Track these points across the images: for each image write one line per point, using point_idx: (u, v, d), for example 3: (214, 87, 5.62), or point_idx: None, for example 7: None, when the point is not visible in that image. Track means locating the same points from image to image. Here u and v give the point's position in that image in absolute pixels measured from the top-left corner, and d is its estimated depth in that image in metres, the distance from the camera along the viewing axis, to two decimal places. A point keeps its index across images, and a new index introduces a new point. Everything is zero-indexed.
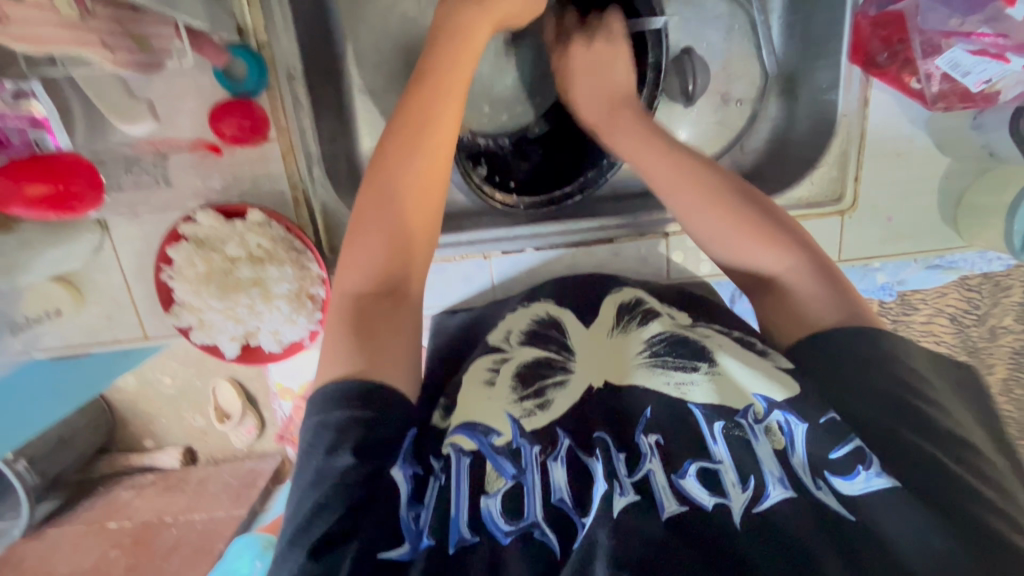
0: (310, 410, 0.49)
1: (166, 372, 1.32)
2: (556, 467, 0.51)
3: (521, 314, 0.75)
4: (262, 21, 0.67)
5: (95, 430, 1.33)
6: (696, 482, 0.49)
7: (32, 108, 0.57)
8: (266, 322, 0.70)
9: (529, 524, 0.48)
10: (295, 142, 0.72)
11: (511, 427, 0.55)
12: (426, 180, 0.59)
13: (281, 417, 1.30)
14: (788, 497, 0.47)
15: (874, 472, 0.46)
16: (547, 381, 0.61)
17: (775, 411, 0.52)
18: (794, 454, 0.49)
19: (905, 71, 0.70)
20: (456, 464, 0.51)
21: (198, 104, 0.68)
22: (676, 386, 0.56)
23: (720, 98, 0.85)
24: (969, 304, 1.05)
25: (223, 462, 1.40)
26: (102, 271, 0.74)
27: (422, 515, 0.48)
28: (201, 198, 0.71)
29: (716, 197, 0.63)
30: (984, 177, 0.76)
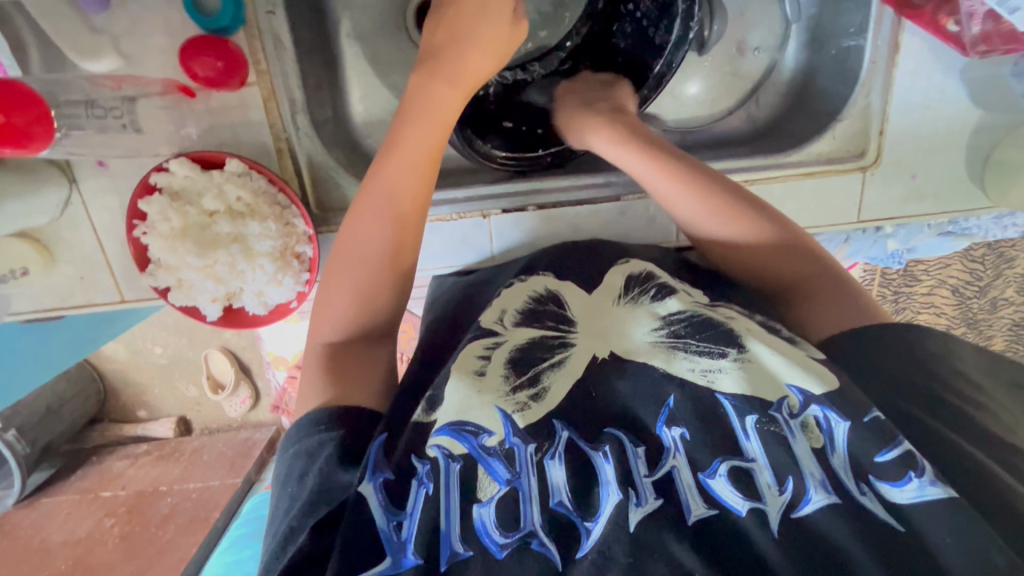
0: (291, 440, 0.52)
1: (158, 342, 1.29)
2: (553, 466, 0.46)
3: (514, 293, 0.66)
4: None
5: (87, 400, 1.29)
6: (728, 483, 0.44)
7: None
8: (249, 283, 0.66)
9: (527, 534, 0.43)
10: (276, 86, 0.66)
11: (503, 424, 0.48)
12: (395, 246, 0.57)
13: (275, 387, 1.27)
14: (833, 504, 0.43)
15: (927, 480, 0.42)
16: (546, 364, 0.53)
17: (813, 406, 0.46)
18: (835, 454, 0.45)
19: (942, 11, 0.65)
20: (445, 470, 0.46)
21: (168, 42, 0.61)
22: (703, 373, 0.49)
23: (736, 47, 0.78)
24: (973, 276, 1.10)
25: (218, 432, 1.36)
26: (72, 228, 0.69)
27: (404, 525, 0.44)
28: (174, 146, 0.66)
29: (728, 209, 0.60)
30: (1017, 131, 0.71)
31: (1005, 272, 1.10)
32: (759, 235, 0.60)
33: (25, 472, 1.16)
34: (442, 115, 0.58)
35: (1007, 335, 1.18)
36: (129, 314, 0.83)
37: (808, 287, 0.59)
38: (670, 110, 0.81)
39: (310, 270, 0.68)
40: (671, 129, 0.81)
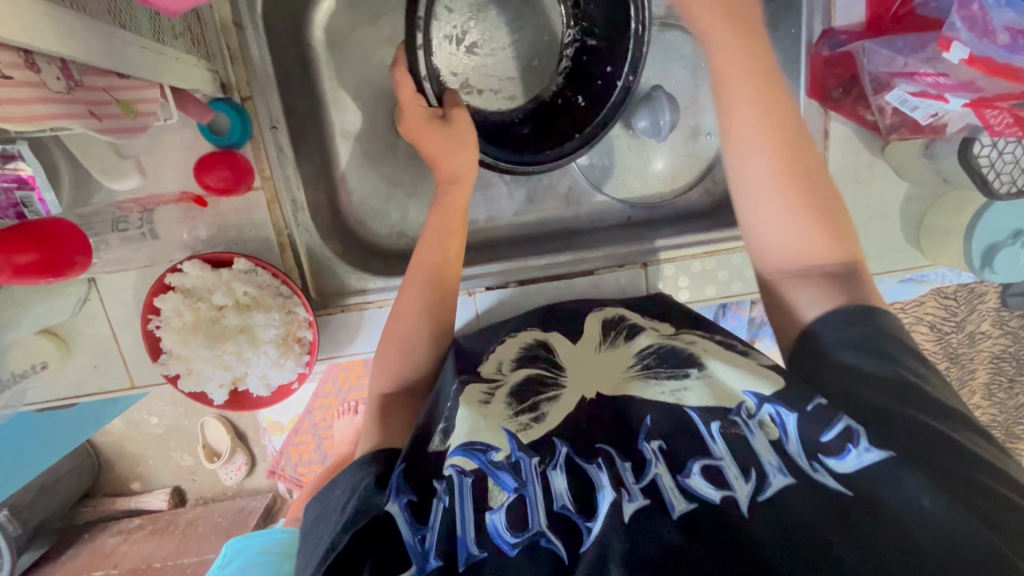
0: (334, 482, 0.59)
1: (154, 412, 1.32)
2: (556, 475, 0.51)
3: (510, 345, 0.72)
4: (245, 77, 0.71)
5: (80, 475, 1.32)
6: (703, 479, 0.48)
7: (18, 168, 0.60)
8: (254, 367, 0.71)
9: (535, 533, 0.48)
10: (279, 189, 0.74)
11: (509, 442, 0.54)
12: (432, 312, 0.72)
13: (273, 451, 1.32)
14: (789, 484, 0.47)
15: (863, 448, 0.47)
16: (541, 396, 0.59)
17: (767, 405, 0.52)
18: (788, 442, 0.49)
19: (859, 105, 0.74)
20: (459, 484, 0.51)
21: (184, 157, 0.70)
22: (671, 393, 0.55)
23: (691, 131, 0.88)
24: (948, 312, 1.13)
25: (212, 502, 1.39)
26: (89, 322, 0.75)
27: (427, 537, 0.49)
28: (188, 249, 0.73)
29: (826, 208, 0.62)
30: (940, 202, 0.80)
31: (979, 307, 1.13)
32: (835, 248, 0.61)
33: (14, 555, 1.19)
34: (456, 208, 0.74)
35: (990, 368, 1.21)
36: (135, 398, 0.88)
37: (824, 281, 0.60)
38: (636, 186, 0.90)
39: (310, 351, 0.73)
40: (639, 204, 0.90)
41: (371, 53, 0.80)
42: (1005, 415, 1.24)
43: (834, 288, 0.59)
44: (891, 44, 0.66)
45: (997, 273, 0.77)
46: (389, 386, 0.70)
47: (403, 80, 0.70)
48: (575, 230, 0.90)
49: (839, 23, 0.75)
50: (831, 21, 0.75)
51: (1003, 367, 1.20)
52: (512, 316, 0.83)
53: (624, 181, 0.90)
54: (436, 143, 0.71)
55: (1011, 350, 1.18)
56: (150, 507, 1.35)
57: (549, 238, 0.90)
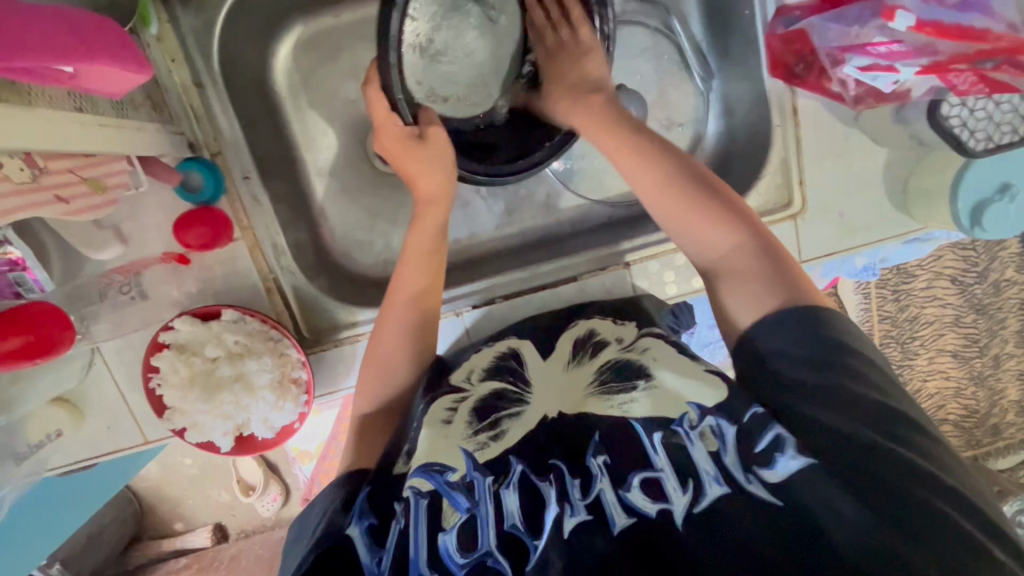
0: (308, 508, 0.62)
1: (187, 453, 1.35)
2: (508, 494, 0.54)
3: (485, 352, 0.75)
4: (211, 134, 0.73)
5: (125, 523, 1.36)
6: (641, 492, 0.52)
7: (7, 253, 0.62)
8: (255, 412, 0.73)
9: (484, 552, 0.51)
10: (259, 237, 0.76)
11: (465, 461, 0.57)
12: (415, 331, 0.73)
13: (302, 480, 1.35)
14: (725, 493, 0.49)
15: (790, 456, 0.49)
16: (503, 413, 0.62)
17: (709, 417, 0.53)
18: (726, 452, 0.51)
19: (823, 78, 0.73)
20: (415, 505, 0.54)
21: (163, 217, 0.72)
22: (619, 406, 0.58)
23: (663, 123, 0.87)
24: (967, 263, 1.11)
25: (254, 534, 1.43)
26: (97, 385, 0.79)
27: (383, 559, 0.53)
28: (178, 306, 0.75)
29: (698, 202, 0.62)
30: (923, 162, 0.78)
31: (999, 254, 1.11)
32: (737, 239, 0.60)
33: None
34: (433, 233, 0.75)
35: (1019, 315, 1.15)
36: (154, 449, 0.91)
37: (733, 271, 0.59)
38: (612, 184, 0.91)
39: (307, 391, 0.74)
40: (617, 203, 0.90)
41: (336, 89, 0.83)
42: None
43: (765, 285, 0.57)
44: (840, 16, 0.65)
45: (986, 230, 0.75)
46: (372, 407, 0.71)
47: (376, 97, 0.73)
48: (557, 236, 0.91)
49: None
50: None
51: None
52: (500, 329, 0.83)
53: (597, 180, 0.91)
54: (417, 164, 0.72)
55: None
56: (193, 546, 1.40)
57: (532, 247, 0.90)
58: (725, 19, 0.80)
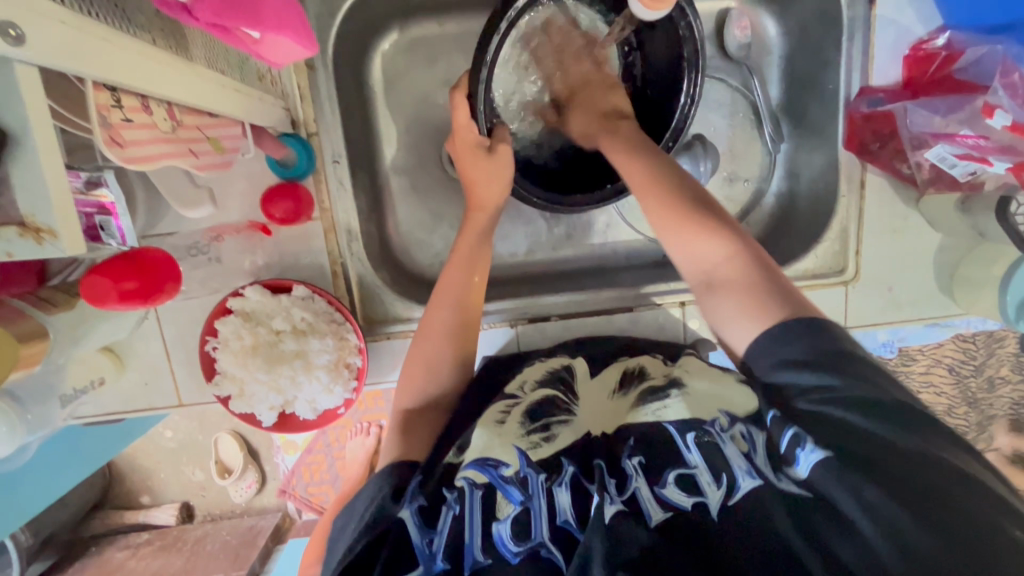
0: (356, 496, 0.61)
1: (168, 425, 1.33)
2: (561, 491, 0.54)
3: (536, 367, 0.76)
4: (312, 114, 0.74)
5: (92, 485, 1.37)
6: (677, 489, 0.51)
7: (102, 195, 0.60)
8: (304, 392, 0.73)
9: (538, 543, 0.51)
10: (336, 221, 0.77)
11: (519, 458, 0.58)
12: (458, 332, 0.72)
13: (284, 471, 1.33)
14: (757, 485, 0.49)
15: (810, 450, 0.47)
16: (555, 419, 0.64)
17: (738, 424, 0.56)
18: (756, 454, 0.52)
19: (896, 160, 0.78)
20: (471, 496, 0.54)
21: (249, 186, 0.74)
22: (653, 411, 0.61)
23: (727, 176, 0.90)
24: (966, 354, 0.91)
25: (222, 518, 1.41)
26: (144, 340, 0.78)
27: (434, 540, 0.52)
28: (248, 275, 0.76)
29: (690, 213, 0.59)
30: (974, 251, 0.81)
31: (997, 351, 0.92)
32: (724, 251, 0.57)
33: (26, 562, 1.22)
34: (481, 236, 0.75)
35: None
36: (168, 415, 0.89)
37: (727, 279, 0.56)
38: None
39: (358, 378, 0.75)
40: None
41: (427, 93, 0.85)
42: None
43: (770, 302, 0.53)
44: (930, 104, 0.72)
45: None
46: (415, 400, 0.71)
47: (461, 103, 0.71)
48: (612, 265, 0.93)
49: (876, 81, 0.79)
50: (868, 79, 0.79)
51: None
52: (553, 346, 0.85)
53: None
54: (479, 170, 0.73)
55: None
56: (156, 522, 1.38)
57: (586, 272, 0.92)
58: (806, 90, 0.84)
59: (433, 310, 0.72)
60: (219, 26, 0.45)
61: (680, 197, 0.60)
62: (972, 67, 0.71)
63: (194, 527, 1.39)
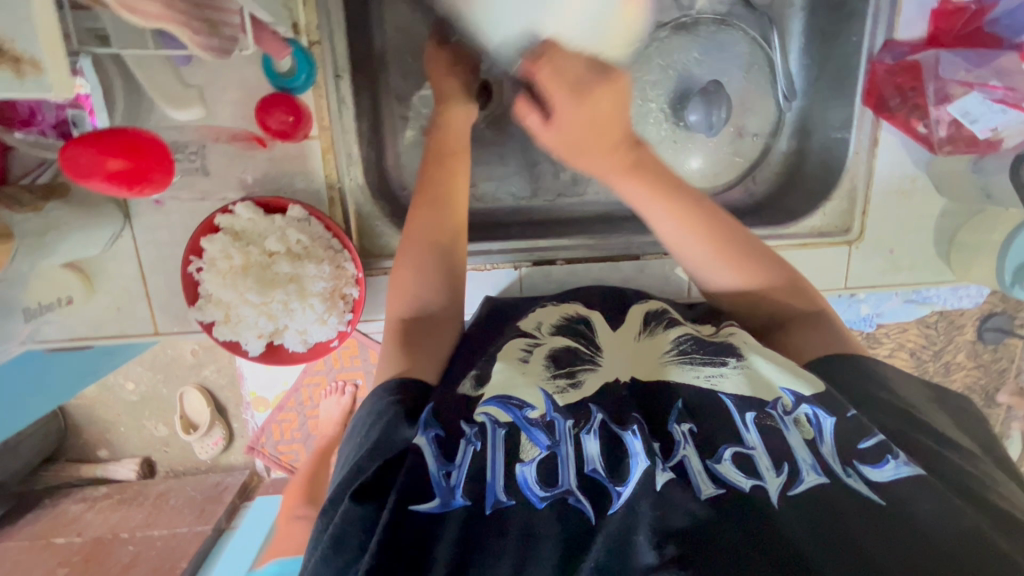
0: (358, 419, 0.58)
1: (130, 377, 1.33)
2: (588, 440, 0.51)
3: (551, 309, 0.73)
4: (315, 20, 0.67)
5: (47, 435, 1.31)
6: (733, 467, 0.49)
7: (77, 85, 0.56)
8: (296, 321, 0.68)
9: (564, 491, 0.48)
10: (336, 141, 0.72)
11: (544, 400, 0.54)
12: (440, 231, 0.67)
13: (253, 428, 1.27)
14: (822, 482, 0.48)
15: (902, 462, 0.49)
16: (578, 366, 0.60)
17: (803, 405, 0.53)
18: (823, 444, 0.51)
19: (913, 116, 0.76)
20: (492, 434, 0.51)
21: (242, 96, 0.67)
22: (706, 378, 0.56)
23: (735, 130, 0.90)
24: (927, 340, 1.02)
25: (186, 475, 1.38)
26: (117, 260, 0.72)
27: (453, 473, 0.49)
28: (239, 189, 0.71)
29: (705, 233, 0.63)
30: (975, 219, 0.82)
31: (956, 338, 1.03)
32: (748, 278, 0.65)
33: None
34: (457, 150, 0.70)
35: None
36: (138, 347, 0.85)
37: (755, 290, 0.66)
38: None
39: (354, 310, 0.71)
40: None
41: None
42: None
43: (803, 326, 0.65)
44: (962, 56, 0.71)
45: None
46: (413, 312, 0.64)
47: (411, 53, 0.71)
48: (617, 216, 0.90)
49: (901, 35, 0.77)
50: (893, 32, 0.77)
51: None
52: (560, 292, 0.82)
53: None
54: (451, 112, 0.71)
55: None
56: (117, 476, 1.34)
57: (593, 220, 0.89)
58: (829, 42, 0.82)
59: (414, 233, 0.67)
60: None
61: (689, 213, 0.62)
62: (1004, 19, 0.71)
63: (158, 482, 1.36)
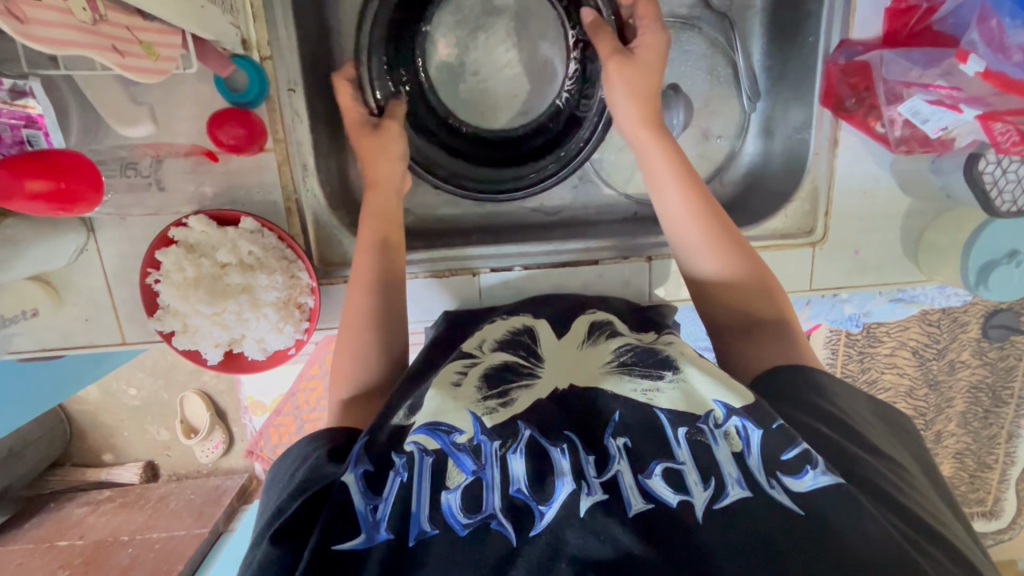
0: (288, 457, 0.59)
1: (132, 384, 1.37)
2: (514, 459, 0.51)
3: (498, 325, 0.74)
4: (266, 36, 0.69)
5: (53, 441, 1.36)
6: (663, 481, 0.50)
7: (27, 106, 0.57)
8: (252, 330, 0.70)
9: (487, 516, 0.49)
10: (291, 153, 0.73)
11: (473, 424, 0.54)
12: (386, 261, 0.70)
13: (251, 432, 1.33)
14: (745, 497, 0.48)
15: (820, 472, 0.49)
16: (513, 385, 0.60)
17: (734, 417, 0.52)
18: (750, 456, 0.50)
19: (870, 116, 0.75)
20: (420, 462, 0.52)
21: (196, 111, 0.69)
22: (643, 392, 0.56)
23: (701, 134, 0.88)
24: (931, 338, 1.11)
25: (186, 478, 1.42)
26: (85, 273, 0.74)
27: (379, 507, 0.50)
28: (193, 203, 0.72)
29: (697, 213, 0.68)
30: (940, 219, 0.81)
31: (960, 336, 1.11)
32: (735, 269, 0.67)
33: None
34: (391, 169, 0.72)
35: (967, 398, 1.17)
36: (122, 355, 0.87)
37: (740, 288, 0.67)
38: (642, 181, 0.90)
39: (310, 319, 0.72)
40: (645, 201, 0.90)
41: None
42: (978, 444, 1.21)
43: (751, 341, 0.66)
44: (908, 56, 0.70)
45: (990, 290, 0.78)
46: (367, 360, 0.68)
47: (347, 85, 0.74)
48: (582, 220, 0.90)
49: (856, 35, 0.76)
50: (848, 32, 0.76)
51: (979, 398, 1.17)
52: (516, 302, 0.83)
53: (627, 175, 0.90)
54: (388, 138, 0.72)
55: (987, 381, 1.14)
56: (120, 480, 1.39)
57: (557, 226, 0.89)
58: (789, 43, 0.81)
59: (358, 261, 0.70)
60: None
61: (687, 187, 0.68)
62: (951, 18, 0.69)
63: (159, 486, 1.41)
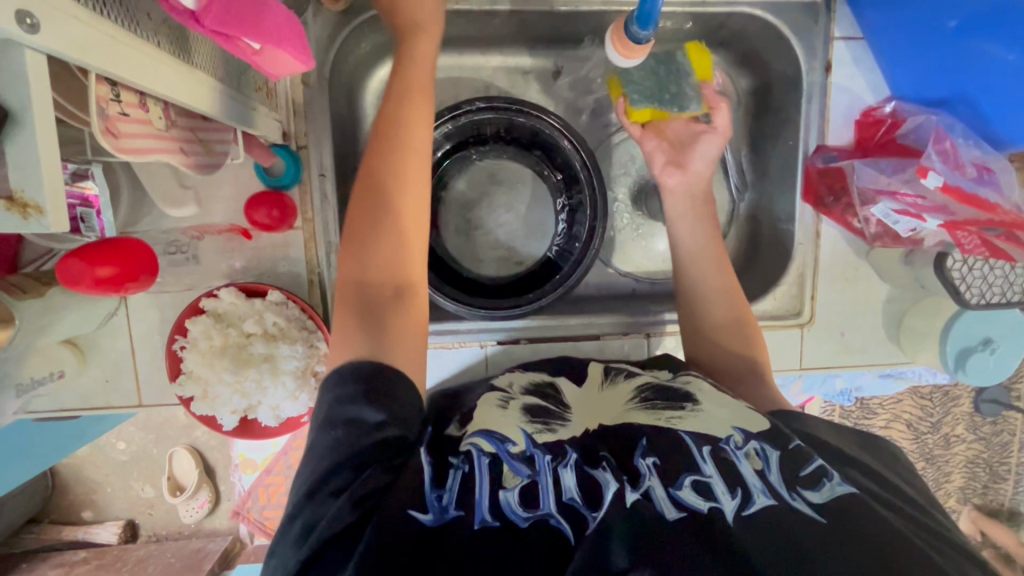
0: (326, 390, 0.55)
1: (121, 438, 1.35)
2: (565, 472, 0.52)
3: (520, 375, 0.74)
4: (303, 129, 0.77)
5: (32, 497, 1.32)
6: (692, 491, 0.50)
7: (86, 187, 0.60)
8: (269, 398, 0.73)
9: (546, 514, 0.49)
10: (318, 231, 0.79)
11: (526, 439, 0.56)
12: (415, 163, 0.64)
13: (238, 491, 1.30)
14: (771, 505, 0.49)
15: (837, 482, 0.52)
16: (554, 417, 0.62)
17: (752, 440, 0.55)
18: (771, 473, 0.52)
19: (848, 213, 0.83)
20: (478, 462, 0.52)
21: (234, 192, 0.76)
22: (666, 418, 0.58)
23: None
24: (925, 411, 1.12)
25: (166, 540, 1.39)
26: (109, 337, 0.78)
27: (444, 495, 0.50)
28: (224, 276, 0.78)
29: (727, 289, 0.76)
30: (918, 305, 0.87)
31: (952, 409, 1.12)
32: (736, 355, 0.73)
33: None
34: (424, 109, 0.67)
35: (964, 473, 1.18)
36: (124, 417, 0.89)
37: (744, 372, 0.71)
38: (641, 260, 0.96)
39: None
40: (643, 278, 0.96)
41: None
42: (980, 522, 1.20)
43: (758, 386, 0.69)
44: (877, 164, 0.79)
45: (970, 373, 0.86)
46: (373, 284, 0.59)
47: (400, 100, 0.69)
48: (580, 295, 0.95)
49: (830, 140, 0.86)
50: (824, 137, 0.86)
51: (977, 473, 1.18)
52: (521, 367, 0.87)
53: (629, 254, 0.96)
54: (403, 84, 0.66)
55: (983, 456, 1.16)
56: (97, 540, 1.36)
57: None
58: (771, 143, 0.90)
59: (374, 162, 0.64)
60: (223, 35, 0.47)
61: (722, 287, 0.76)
62: (914, 133, 0.80)
63: (135, 548, 1.37)
